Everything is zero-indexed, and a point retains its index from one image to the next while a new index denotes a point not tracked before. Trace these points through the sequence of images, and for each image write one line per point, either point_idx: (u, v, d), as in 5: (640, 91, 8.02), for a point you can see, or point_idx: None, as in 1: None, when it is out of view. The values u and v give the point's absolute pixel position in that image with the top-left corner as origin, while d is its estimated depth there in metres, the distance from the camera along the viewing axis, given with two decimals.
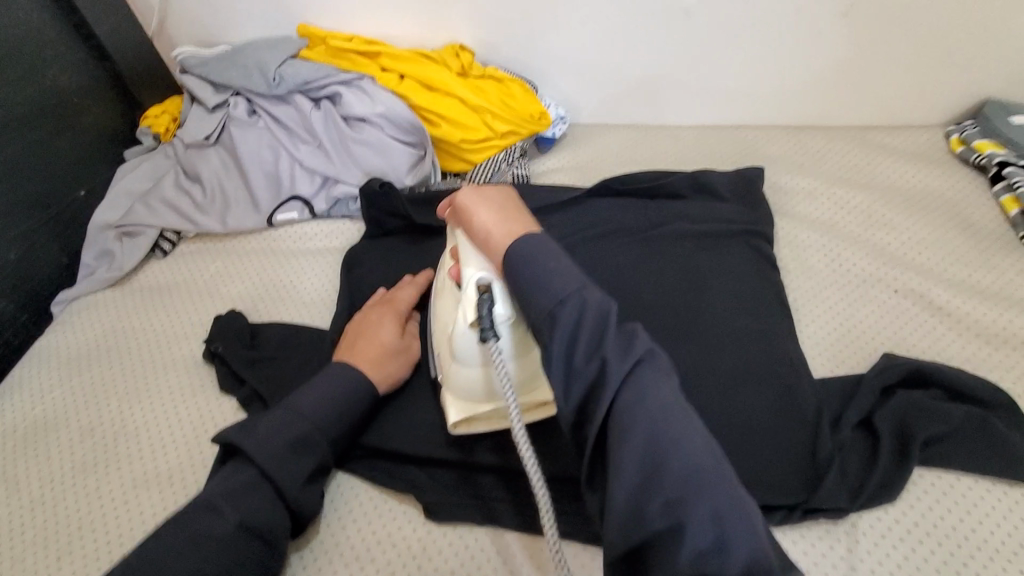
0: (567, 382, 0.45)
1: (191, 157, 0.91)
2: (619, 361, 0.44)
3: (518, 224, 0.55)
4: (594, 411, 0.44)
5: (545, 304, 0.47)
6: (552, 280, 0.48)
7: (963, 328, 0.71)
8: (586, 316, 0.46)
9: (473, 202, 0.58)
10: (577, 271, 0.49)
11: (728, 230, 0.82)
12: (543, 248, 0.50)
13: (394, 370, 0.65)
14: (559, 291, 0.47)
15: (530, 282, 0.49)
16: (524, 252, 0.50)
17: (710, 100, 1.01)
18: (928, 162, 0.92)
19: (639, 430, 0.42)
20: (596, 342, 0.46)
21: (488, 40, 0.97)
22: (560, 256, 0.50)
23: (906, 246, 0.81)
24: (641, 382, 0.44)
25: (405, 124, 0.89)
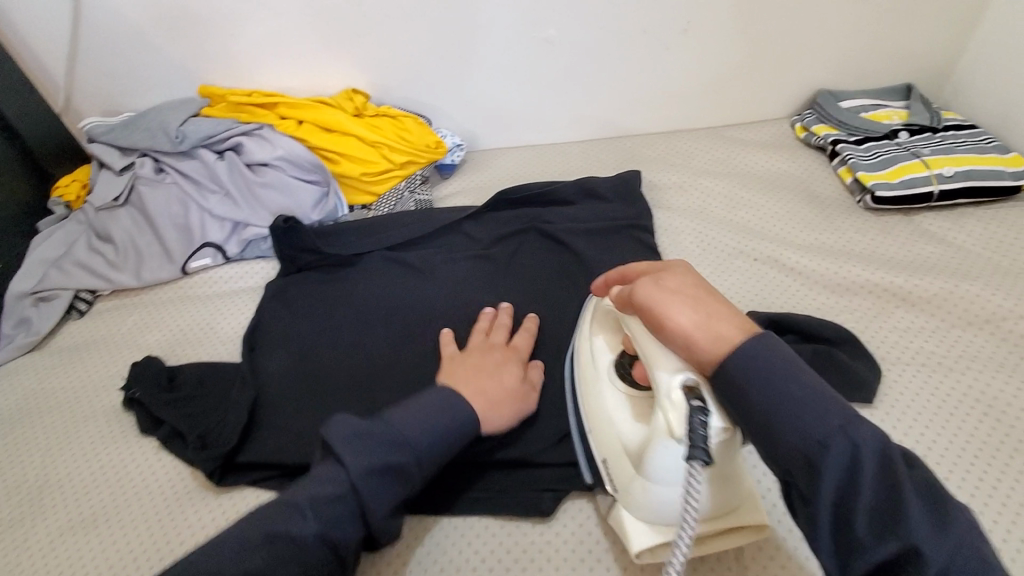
0: (834, 525, 0.40)
1: (101, 219, 0.94)
2: (899, 489, 0.39)
3: (728, 323, 0.48)
4: (874, 562, 0.38)
5: (794, 435, 0.42)
6: (798, 407, 0.43)
7: (811, 283, 0.83)
8: (859, 453, 0.40)
9: (657, 294, 0.52)
10: (832, 397, 0.43)
11: (612, 226, 0.91)
12: (773, 365, 0.45)
13: (508, 414, 0.64)
14: (795, 413, 0.43)
15: (774, 412, 0.43)
16: (746, 366, 0.45)
17: (591, 114, 1.11)
18: (778, 150, 1.06)
19: (909, 524, 0.38)
20: (857, 472, 0.40)
21: (381, 83, 1.06)
22: (799, 375, 0.44)
23: (763, 221, 0.93)
24: (935, 525, 0.38)
25: (306, 164, 0.96)
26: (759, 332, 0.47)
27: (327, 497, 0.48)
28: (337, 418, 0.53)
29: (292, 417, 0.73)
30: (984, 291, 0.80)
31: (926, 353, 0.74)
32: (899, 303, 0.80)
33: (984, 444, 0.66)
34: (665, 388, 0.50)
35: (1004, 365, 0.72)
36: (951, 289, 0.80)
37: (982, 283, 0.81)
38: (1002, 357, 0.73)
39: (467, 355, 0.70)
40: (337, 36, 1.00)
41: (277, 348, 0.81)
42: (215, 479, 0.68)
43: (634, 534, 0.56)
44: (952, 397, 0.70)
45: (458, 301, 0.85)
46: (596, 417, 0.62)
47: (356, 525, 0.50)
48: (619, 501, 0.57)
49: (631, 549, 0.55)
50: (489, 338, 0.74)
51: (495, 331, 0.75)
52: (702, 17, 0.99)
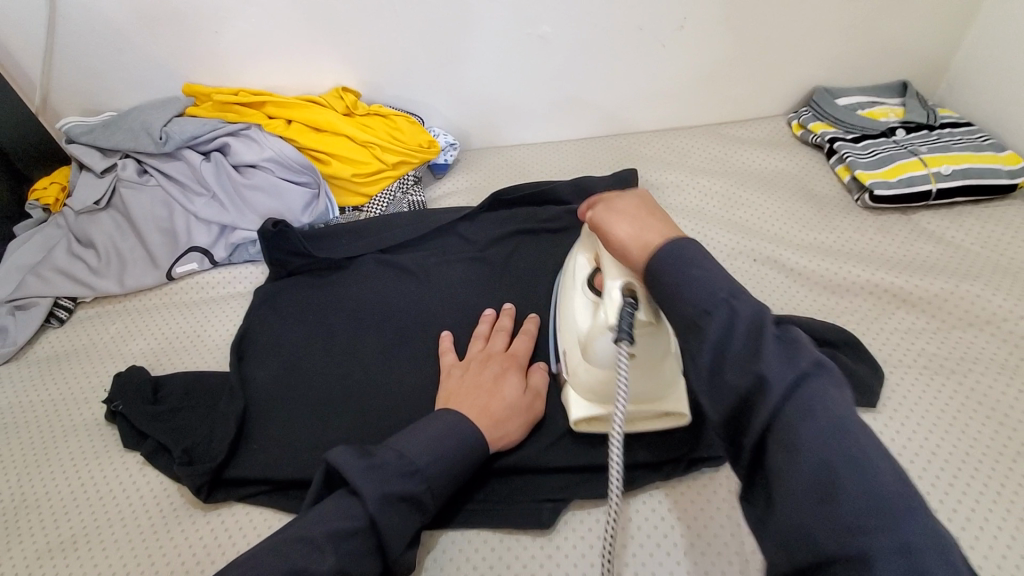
0: (716, 394, 0.42)
1: (82, 223, 0.91)
2: (781, 369, 0.40)
3: (656, 232, 0.50)
4: (749, 422, 0.40)
5: (688, 310, 0.44)
6: (703, 287, 0.44)
7: (811, 284, 0.82)
8: (736, 324, 0.42)
9: (607, 215, 0.55)
10: (732, 280, 0.44)
11: None
12: (684, 253, 0.46)
13: (515, 432, 0.63)
14: (712, 300, 0.43)
15: (673, 290, 0.45)
16: (659, 260, 0.47)
17: (586, 112, 1.10)
18: (775, 148, 1.05)
19: (802, 438, 0.38)
20: (750, 349, 0.41)
21: (370, 80, 1.03)
22: (702, 261, 0.45)
23: (761, 220, 0.92)
24: (808, 408, 0.38)
25: (295, 165, 0.93)
26: (675, 235, 0.49)
27: (346, 530, 0.50)
28: (343, 449, 0.55)
29: (284, 428, 0.71)
30: (984, 291, 0.79)
31: (928, 355, 0.73)
32: (899, 304, 0.79)
33: (987, 447, 0.65)
34: (607, 288, 0.55)
35: (1006, 367, 0.72)
36: (951, 289, 0.80)
37: (982, 283, 0.80)
38: (1003, 358, 0.72)
39: (466, 369, 0.69)
40: (324, 33, 0.97)
41: (267, 356, 0.79)
42: (205, 496, 0.66)
43: (575, 407, 0.64)
44: (955, 400, 0.69)
45: (453, 305, 0.83)
46: (564, 318, 0.66)
47: (374, 557, 0.51)
48: (570, 380, 0.65)
49: (571, 418, 0.64)
50: (487, 346, 0.72)
51: (494, 338, 0.73)
52: (698, 14, 0.97)
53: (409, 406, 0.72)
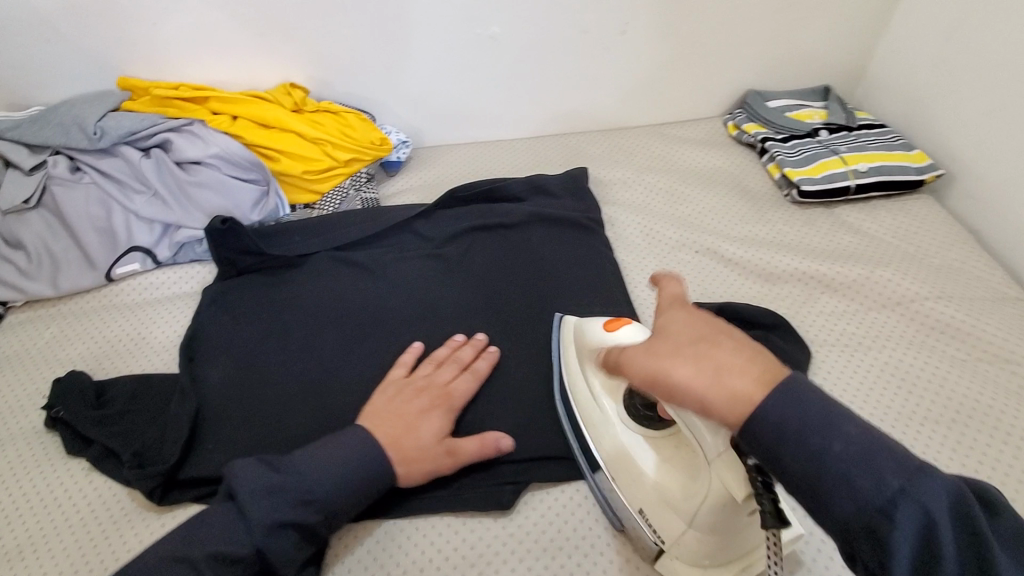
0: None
1: (8, 222, 0.86)
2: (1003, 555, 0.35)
3: (738, 372, 0.40)
4: None
5: (880, 493, 0.36)
6: (863, 459, 0.37)
7: (747, 272, 0.88)
8: (932, 513, 0.35)
9: (653, 361, 0.43)
10: (890, 450, 0.37)
11: (561, 222, 0.93)
12: (807, 422, 0.38)
13: (419, 474, 0.62)
14: (867, 480, 0.36)
15: (805, 457, 0.38)
16: (762, 422, 0.39)
17: (537, 112, 1.13)
18: (713, 147, 1.11)
19: None
20: (966, 536, 0.35)
21: (320, 78, 1.02)
22: (841, 425, 0.38)
23: (701, 214, 0.98)
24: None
25: (242, 161, 0.91)
26: (777, 383, 0.39)
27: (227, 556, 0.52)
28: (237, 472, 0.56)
29: (239, 428, 0.69)
30: (895, 276, 0.88)
31: (849, 335, 0.80)
32: (825, 289, 0.86)
33: (898, 414, 0.73)
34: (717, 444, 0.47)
35: (913, 342, 0.80)
36: (868, 275, 0.88)
37: (893, 270, 0.89)
38: (911, 335, 0.81)
39: (398, 389, 0.68)
40: (272, 28, 0.95)
41: (218, 355, 0.77)
42: (157, 499, 0.65)
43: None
44: (872, 373, 0.76)
45: (410, 301, 0.84)
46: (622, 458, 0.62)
47: None
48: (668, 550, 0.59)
49: None
50: (435, 373, 0.71)
51: (448, 362, 0.73)
52: (640, 19, 1.02)
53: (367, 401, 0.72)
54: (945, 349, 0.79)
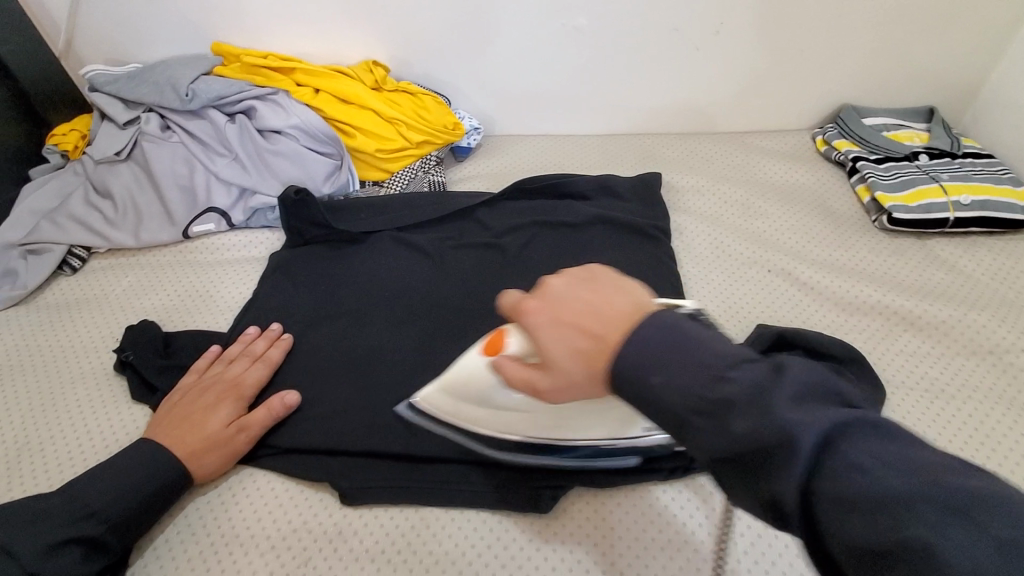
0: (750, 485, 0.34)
1: (101, 172, 0.91)
2: (789, 411, 0.33)
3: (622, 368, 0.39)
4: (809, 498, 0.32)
5: (680, 410, 0.37)
6: (686, 371, 0.37)
7: (823, 299, 0.83)
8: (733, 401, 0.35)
9: (565, 395, 0.43)
10: (689, 364, 0.37)
11: (627, 226, 0.90)
12: (657, 352, 0.38)
13: (210, 463, 0.64)
14: (681, 405, 0.36)
15: (658, 377, 0.37)
16: (632, 373, 0.38)
17: (612, 108, 1.09)
18: (797, 162, 1.05)
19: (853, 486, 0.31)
20: (759, 402, 0.34)
21: (401, 58, 1.03)
22: (660, 367, 0.37)
23: (777, 232, 0.92)
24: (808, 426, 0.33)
25: (320, 135, 0.93)
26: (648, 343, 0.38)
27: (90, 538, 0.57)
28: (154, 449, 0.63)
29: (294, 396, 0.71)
30: (989, 323, 0.80)
31: (931, 380, 0.74)
32: (907, 327, 0.80)
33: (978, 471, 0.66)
34: None
35: (1003, 398, 0.73)
36: (958, 317, 0.81)
37: (988, 315, 0.81)
38: (1002, 391, 0.73)
39: (176, 391, 0.69)
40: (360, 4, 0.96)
41: (280, 322, 0.79)
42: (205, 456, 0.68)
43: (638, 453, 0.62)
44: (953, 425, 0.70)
45: (467, 289, 0.83)
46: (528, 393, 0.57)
47: None
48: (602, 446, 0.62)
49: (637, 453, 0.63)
50: (226, 368, 0.71)
51: (220, 361, 0.72)
52: (735, 20, 0.97)
53: (415, 384, 0.72)
54: None
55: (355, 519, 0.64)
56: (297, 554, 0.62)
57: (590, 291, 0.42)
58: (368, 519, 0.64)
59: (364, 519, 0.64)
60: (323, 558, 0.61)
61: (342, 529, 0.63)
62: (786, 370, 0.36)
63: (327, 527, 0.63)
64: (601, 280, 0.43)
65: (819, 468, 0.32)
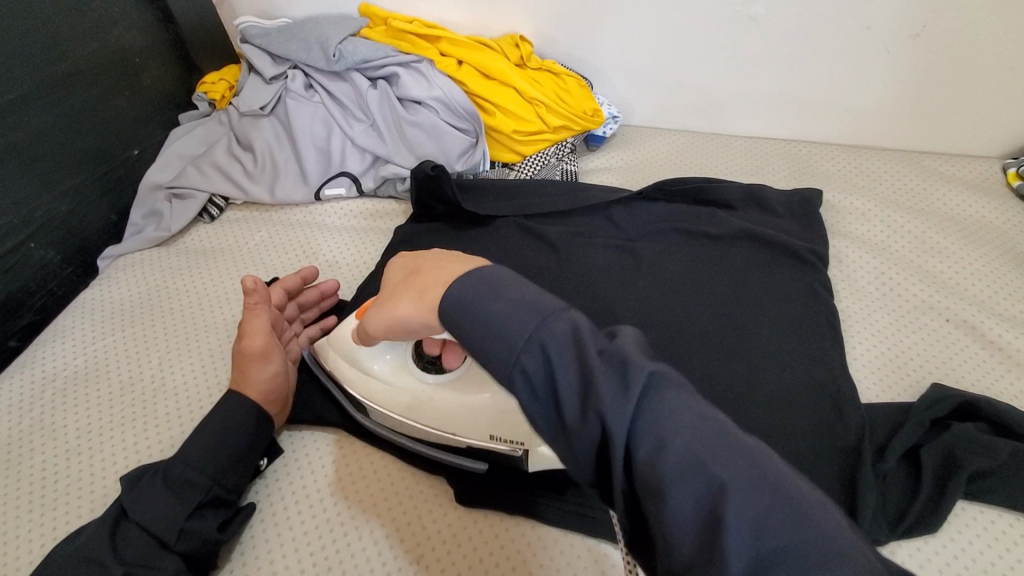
0: (570, 451, 0.37)
1: (244, 125, 0.92)
2: (618, 400, 0.35)
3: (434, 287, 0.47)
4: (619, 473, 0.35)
5: (507, 363, 0.39)
6: (516, 318, 0.39)
7: (1012, 362, 0.71)
8: (556, 357, 0.38)
9: (388, 311, 0.52)
10: (527, 302, 0.41)
11: (779, 245, 0.81)
12: (485, 288, 0.43)
13: (251, 377, 0.63)
14: (514, 365, 0.38)
15: (473, 336, 0.41)
16: (456, 304, 0.43)
17: (766, 109, 0.99)
18: (984, 194, 0.90)
19: (668, 477, 0.33)
20: (587, 382, 0.36)
21: (548, 35, 0.97)
22: (498, 294, 0.42)
23: (955, 275, 0.80)
24: (654, 425, 0.34)
25: (460, 109, 0.89)
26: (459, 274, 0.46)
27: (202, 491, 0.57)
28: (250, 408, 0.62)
29: None
30: None
31: None
32: None
33: None
34: None
35: None
36: None
37: None
38: None
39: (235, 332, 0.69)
40: None
41: None
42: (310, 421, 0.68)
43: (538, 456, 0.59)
44: None
45: (596, 293, 0.78)
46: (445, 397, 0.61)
47: None
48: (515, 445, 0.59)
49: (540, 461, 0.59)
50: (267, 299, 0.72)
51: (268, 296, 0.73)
52: (942, 22, 0.83)
53: None
54: None
55: (469, 523, 0.61)
56: (410, 549, 0.59)
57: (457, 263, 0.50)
58: (481, 526, 0.60)
59: (478, 524, 0.61)
60: (434, 560, 0.58)
61: (456, 530, 0.60)
62: (614, 344, 0.38)
63: (441, 526, 0.61)
64: (467, 258, 0.53)
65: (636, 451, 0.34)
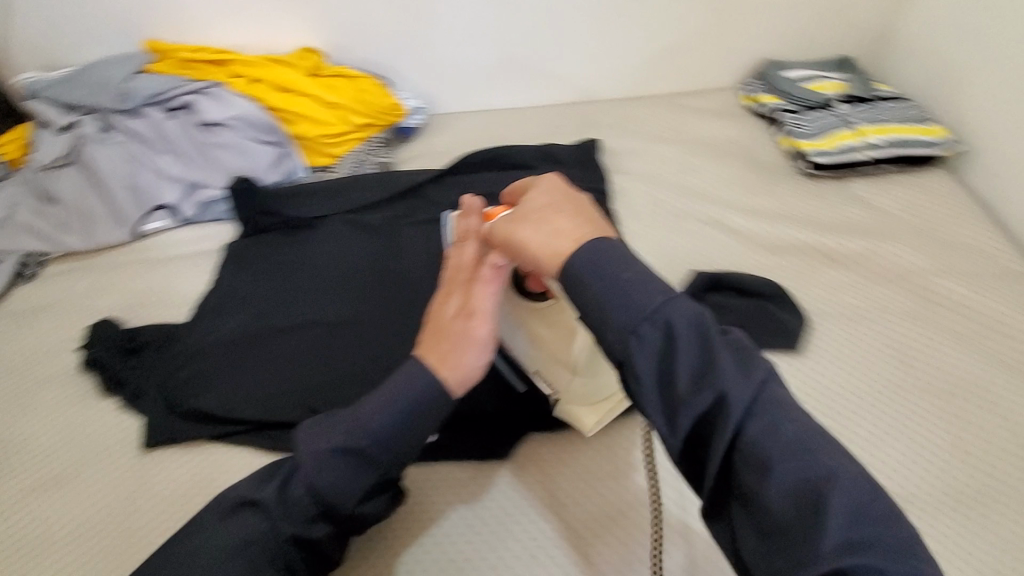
0: (669, 421, 0.41)
1: (43, 178, 0.91)
2: (736, 382, 0.40)
3: (567, 235, 0.47)
4: (713, 438, 0.40)
5: (620, 319, 0.43)
6: (632, 289, 0.43)
7: (752, 243, 0.89)
8: (679, 328, 0.42)
9: (513, 241, 0.50)
10: (646, 275, 0.44)
11: (569, 190, 0.95)
12: (608, 260, 0.45)
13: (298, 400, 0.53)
14: (631, 316, 0.42)
15: (594, 308, 0.44)
16: (587, 267, 0.45)
17: (548, 79, 1.13)
18: (726, 118, 1.11)
19: (768, 453, 0.39)
20: (701, 362, 0.41)
21: (338, 43, 1.05)
22: (625, 263, 0.45)
23: (708, 185, 0.98)
24: (768, 409, 0.40)
25: (262, 124, 0.95)
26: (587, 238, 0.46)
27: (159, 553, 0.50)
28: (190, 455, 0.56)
29: (258, 376, 0.75)
30: (899, 251, 0.88)
31: (849, 307, 0.81)
32: (827, 262, 0.86)
33: (889, 383, 0.74)
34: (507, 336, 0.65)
35: (911, 316, 0.80)
36: (873, 248, 0.88)
37: (897, 244, 0.89)
38: (916, 309, 0.81)
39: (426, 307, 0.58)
40: None
41: (237, 307, 0.83)
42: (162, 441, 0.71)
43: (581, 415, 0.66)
44: (868, 345, 0.77)
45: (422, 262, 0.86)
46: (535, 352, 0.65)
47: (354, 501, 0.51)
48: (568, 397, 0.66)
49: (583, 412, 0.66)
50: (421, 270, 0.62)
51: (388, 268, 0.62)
52: None
53: (374, 353, 0.76)
54: (942, 323, 0.80)
55: None
56: None
57: (566, 218, 0.48)
58: None
59: None
60: None
61: None
62: (675, 324, 0.42)
63: None
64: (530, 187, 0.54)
65: (744, 432, 0.40)
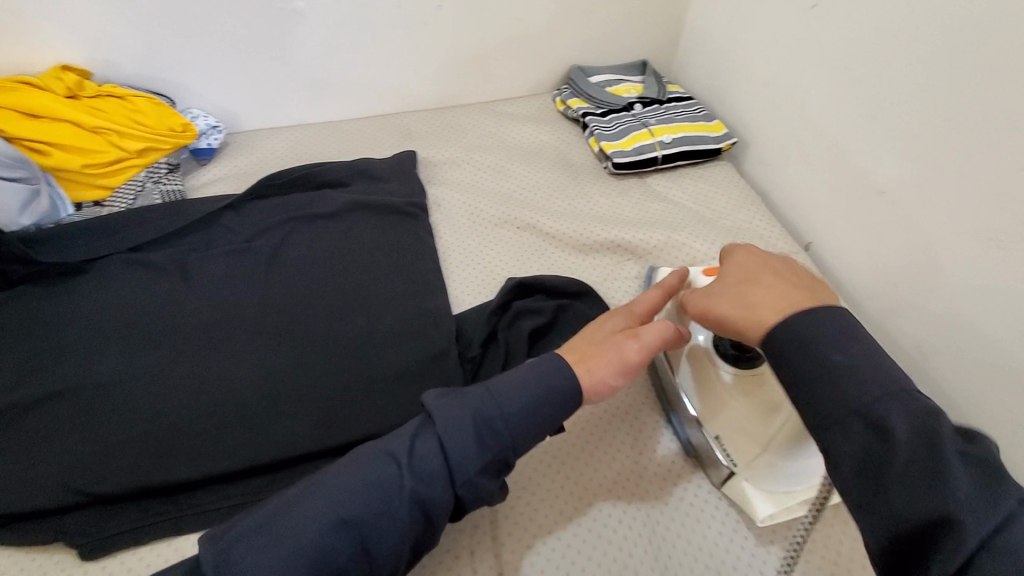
0: (886, 528, 0.37)
1: None
2: (983, 499, 0.35)
3: (789, 301, 0.48)
4: (924, 558, 0.36)
5: (849, 399, 0.40)
6: (859, 376, 0.40)
7: (562, 245, 0.93)
8: (916, 424, 0.38)
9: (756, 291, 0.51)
10: (883, 365, 0.41)
11: (382, 205, 0.92)
12: (822, 336, 0.43)
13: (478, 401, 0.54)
14: (879, 390, 0.40)
15: (805, 370, 0.42)
16: (814, 341, 0.43)
17: (359, 91, 1.10)
18: (540, 123, 1.15)
19: None
20: (931, 468, 0.36)
21: (103, 60, 0.93)
22: (844, 345, 0.42)
23: (522, 191, 1.01)
24: (1010, 524, 0.35)
25: (3, 158, 0.80)
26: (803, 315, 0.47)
27: None
28: None
29: (8, 458, 0.64)
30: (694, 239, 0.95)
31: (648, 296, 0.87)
32: (629, 257, 0.92)
33: None
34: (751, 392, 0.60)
35: None
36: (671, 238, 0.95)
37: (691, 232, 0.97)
38: None
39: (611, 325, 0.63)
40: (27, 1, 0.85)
41: None
42: None
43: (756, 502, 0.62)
44: None
45: (217, 298, 0.80)
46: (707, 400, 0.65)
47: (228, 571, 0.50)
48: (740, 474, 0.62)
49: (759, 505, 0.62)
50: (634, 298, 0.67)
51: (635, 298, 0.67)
52: None
53: (160, 404, 0.69)
54: None
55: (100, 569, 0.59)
56: None
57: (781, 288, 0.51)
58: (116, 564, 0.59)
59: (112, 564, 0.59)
60: None
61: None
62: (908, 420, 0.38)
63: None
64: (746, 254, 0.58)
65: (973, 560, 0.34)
